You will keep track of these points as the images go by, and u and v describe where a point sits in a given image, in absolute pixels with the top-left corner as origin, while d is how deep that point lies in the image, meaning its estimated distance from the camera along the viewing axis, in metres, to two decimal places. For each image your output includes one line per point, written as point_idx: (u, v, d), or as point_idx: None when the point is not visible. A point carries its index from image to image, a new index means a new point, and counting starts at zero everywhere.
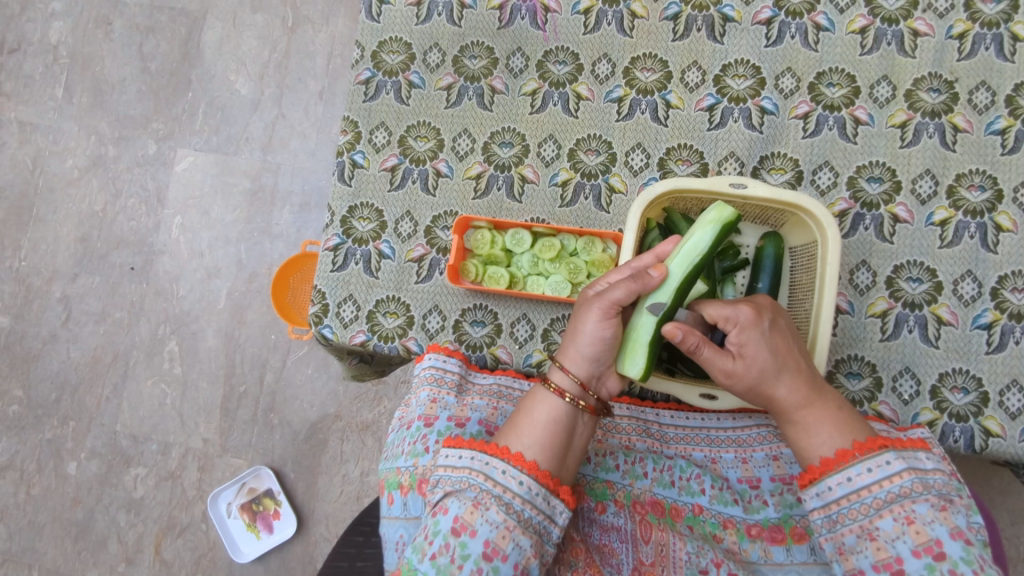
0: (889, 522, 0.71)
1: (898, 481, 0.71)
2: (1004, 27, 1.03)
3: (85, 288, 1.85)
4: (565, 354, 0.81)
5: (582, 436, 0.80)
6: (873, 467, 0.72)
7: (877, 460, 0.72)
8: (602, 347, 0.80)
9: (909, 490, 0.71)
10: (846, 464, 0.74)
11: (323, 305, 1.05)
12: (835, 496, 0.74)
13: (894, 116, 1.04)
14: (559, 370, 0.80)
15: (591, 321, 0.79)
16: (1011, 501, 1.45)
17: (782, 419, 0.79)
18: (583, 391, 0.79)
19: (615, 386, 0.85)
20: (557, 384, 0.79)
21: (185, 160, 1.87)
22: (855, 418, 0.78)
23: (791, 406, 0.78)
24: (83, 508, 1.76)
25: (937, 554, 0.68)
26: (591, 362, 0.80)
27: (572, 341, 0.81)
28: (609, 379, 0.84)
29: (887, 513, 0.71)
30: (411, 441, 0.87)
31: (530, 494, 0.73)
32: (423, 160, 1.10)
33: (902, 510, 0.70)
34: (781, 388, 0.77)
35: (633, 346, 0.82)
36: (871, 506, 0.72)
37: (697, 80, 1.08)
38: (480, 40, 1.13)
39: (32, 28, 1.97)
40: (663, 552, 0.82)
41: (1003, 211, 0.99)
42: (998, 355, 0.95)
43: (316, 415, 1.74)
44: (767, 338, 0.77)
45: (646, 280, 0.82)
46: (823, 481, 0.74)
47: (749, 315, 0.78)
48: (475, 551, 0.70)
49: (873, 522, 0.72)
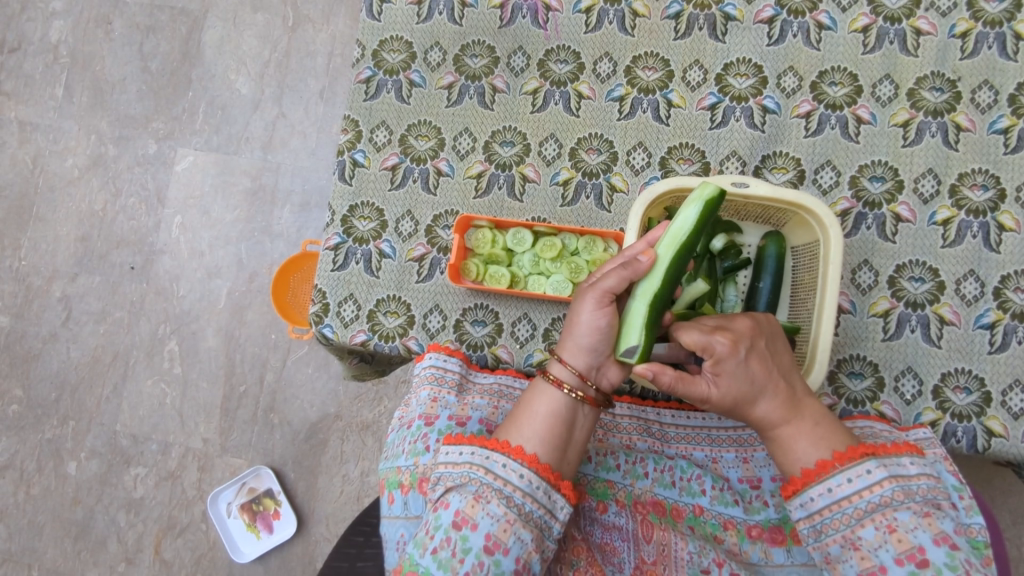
0: (871, 531, 0.70)
1: (879, 490, 0.71)
2: (1007, 26, 1.03)
3: (86, 288, 1.85)
4: (564, 347, 0.80)
5: (584, 428, 0.80)
6: (854, 476, 0.72)
7: (857, 470, 0.72)
8: (599, 336, 0.79)
9: (890, 498, 0.71)
10: (826, 474, 0.73)
11: (323, 304, 1.05)
12: (818, 507, 0.73)
13: (896, 115, 1.03)
14: (558, 362, 0.80)
15: (586, 312, 0.79)
16: (1012, 502, 1.45)
17: (764, 437, 0.78)
18: (582, 382, 0.79)
19: (617, 375, 0.83)
20: (556, 375, 0.79)
21: (186, 159, 1.87)
22: (837, 431, 0.77)
23: (771, 425, 0.77)
24: (83, 508, 1.75)
25: (919, 561, 0.68)
26: (590, 352, 0.79)
27: (570, 333, 0.80)
28: (610, 369, 0.82)
29: (869, 522, 0.71)
30: (411, 440, 0.87)
31: (531, 487, 0.73)
32: (424, 159, 1.10)
33: (884, 518, 0.70)
34: (760, 409, 0.76)
35: (628, 331, 0.81)
36: (852, 516, 0.72)
37: (700, 79, 1.08)
38: (481, 39, 1.13)
39: (32, 27, 1.97)
40: (665, 552, 0.81)
41: (1006, 210, 0.99)
42: (1001, 354, 0.95)
43: (316, 415, 1.73)
44: (743, 363, 0.76)
45: (636, 265, 0.82)
46: (806, 492, 0.74)
47: (724, 345, 0.76)
48: (476, 544, 0.70)
49: (856, 531, 0.71)
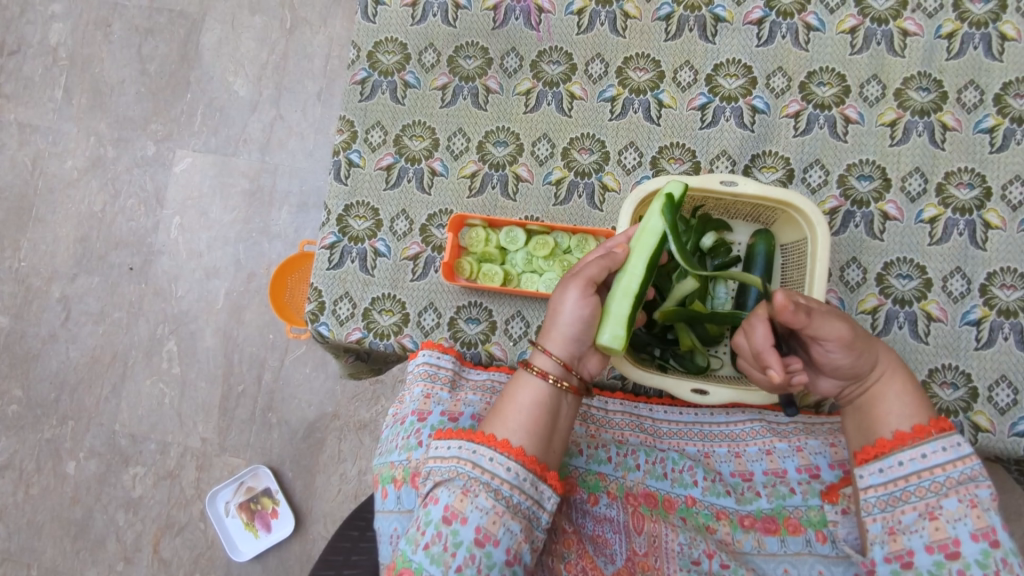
0: (953, 502, 0.72)
1: (970, 464, 0.73)
2: (992, 27, 1.04)
3: (85, 288, 1.86)
4: (544, 337, 0.83)
5: (568, 415, 0.82)
6: (947, 446, 0.74)
7: (950, 440, 0.74)
8: (582, 326, 0.81)
9: (977, 474, 0.72)
10: (921, 440, 0.74)
11: (319, 302, 1.06)
12: (903, 472, 0.74)
13: (884, 115, 1.05)
14: (541, 353, 0.81)
15: (571, 301, 0.81)
16: (1004, 498, 1.47)
17: (886, 381, 0.79)
18: (566, 371, 0.81)
19: (597, 364, 0.87)
20: (540, 366, 0.80)
21: (184, 160, 1.88)
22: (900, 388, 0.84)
23: (887, 362, 0.80)
24: (82, 507, 1.76)
25: (993, 540, 0.70)
26: (573, 342, 0.82)
27: (551, 323, 0.83)
28: (591, 357, 0.86)
29: (952, 493, 0.72)
30: (405, 435, 0.89)
31: (518, 479, 0.74)
32: (418, 159, 1.11)
33: (968, 493, 0.72)
34: (876, 344, 0.80)
35: (610, 318, 0.83)
36: (940, 485, 0.73)
37: (690, 80, 1.10)
38: (475, 41, 1.14)
39: (32, 30, 1.98)
40: (656, 543, 0.83)
41: (991, 207, 1.00)
42: (987, 350, 0.96)
43: (314, 414, 1.74)
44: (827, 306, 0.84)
45: (612, 255, 0.86)
46: (895, 455, 0.75)
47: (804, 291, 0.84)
48: (467, 538, 0.71)
49: (938, 501, 0.72)
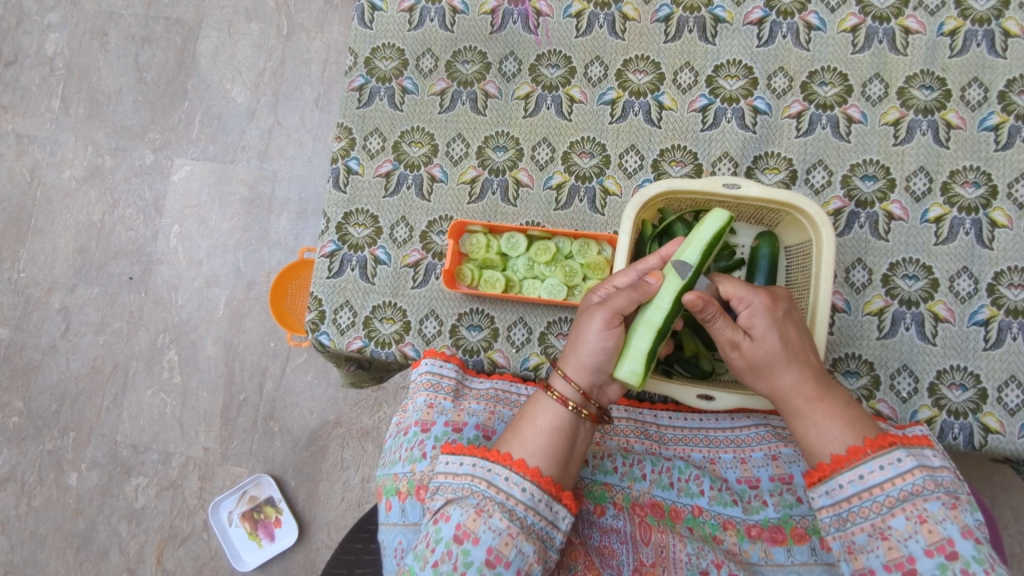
0: (901, 521, 0.71)
1: (910, 479, 0.71)
2: (995, 23, 1.03)
3: (84, 299, 1.86)
4: (566, 361, 0.81)
5: (585, 440, 0.80)
6: (884, 464, 0.73)
7: (888, 457, 0.73)
8: (604, 356, 0.80)
9: (921, 488, 0.71)
10: (857, 461, 0.74)
11: (320, 312, 1.05)
12: (845, 494, 0.74)
13: (887, 114, 1.04)
14: (561, 378, 0.80)
15: (594, 330, 0.79)
16: (1013, 497, 1.47)
17: (789, 412, 0.79)
18: (586, 399, 0.80)
19: (616, 393, 0.85)
20: (560, 392, 0.79)
21: (183, 169, 1.88)
22: (864, 419, 0.78)
23: (798, 398, 0.78)
24: (84, 519, 1.75)
25: (949, 553, 0.68)
26: (594, 372, 0.80)
27: (574, 349, 0.81)
28: (610, 386, 0.84)
29: (899, 512, 0.71)
30: (409, 447, 0.87)
31: (533, 500, 0.73)
32: (417, 165, 1.11)
33: (915, 508, 0.70)
34: (787, 378, 0.78)
35: (629, 352, 0.81)
36: (883, 504, 0.72)
37: (689, 82, 1.09)
38: (472, 45, 1.13)
39: (28, 40, 1.98)
40: (663, 554, 0.82)
41: (998, 206, 0.99)
42: (996, 350, 0.95)
43: (315, 422, 1.73)
44: (779, 323, 0.79)
45: (645, 289, 0.82)
46: (834, 479, 0.75)
47: (766, 301, 0.79)
48: (478, 558, 0.70)
49: (885, 521, 0.72)
